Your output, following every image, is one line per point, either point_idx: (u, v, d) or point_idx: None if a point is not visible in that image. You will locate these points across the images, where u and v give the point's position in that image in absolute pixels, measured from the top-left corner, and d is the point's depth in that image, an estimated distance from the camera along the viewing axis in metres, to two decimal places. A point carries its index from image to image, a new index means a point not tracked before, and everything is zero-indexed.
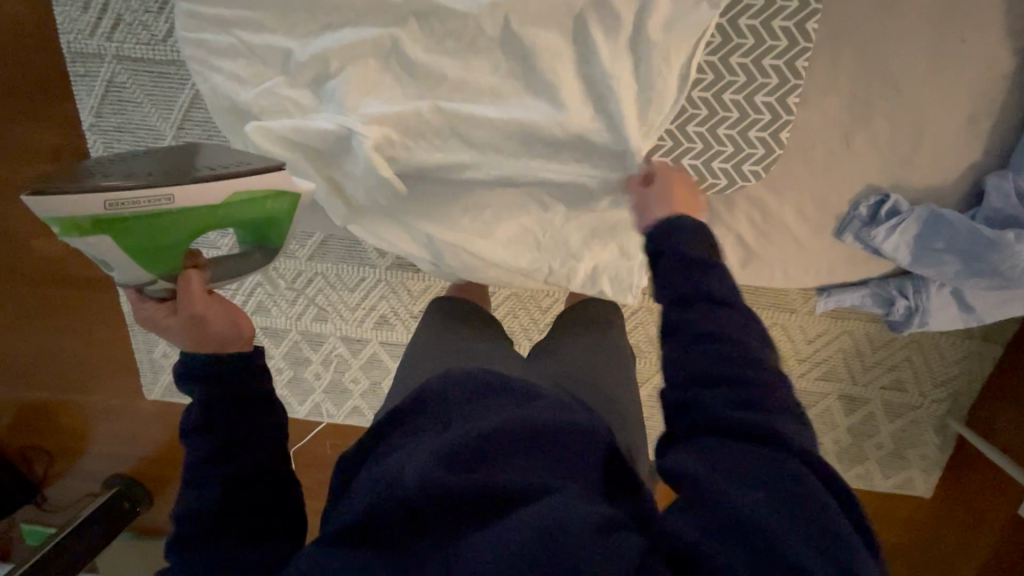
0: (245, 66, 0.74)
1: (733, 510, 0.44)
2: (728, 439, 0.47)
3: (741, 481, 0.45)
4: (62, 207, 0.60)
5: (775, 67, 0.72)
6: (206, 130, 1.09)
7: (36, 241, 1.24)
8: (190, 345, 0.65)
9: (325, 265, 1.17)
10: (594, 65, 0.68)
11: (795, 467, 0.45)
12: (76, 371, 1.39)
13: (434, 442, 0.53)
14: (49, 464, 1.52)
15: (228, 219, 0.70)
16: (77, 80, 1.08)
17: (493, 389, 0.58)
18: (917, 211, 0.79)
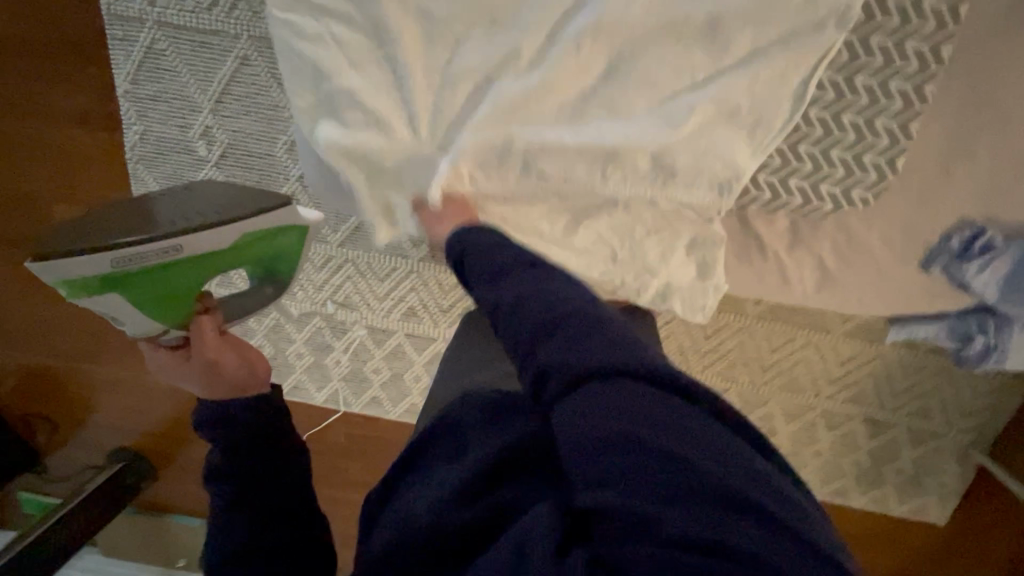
0: (325, 55, 0.68)
1: (656, 497, 0.37)
2: (629, 452, 0.39)
3: (660, 462, 0.38)
4: (66, 271, 0.57)
5: (901, 90, 0.69)
6: (245, 106, 1.05)
7: (53, 207, 1.19)
8: (207, 393, 0.62)
9: (356, 253, 1.15)
10: (705, 66, 0.65)
11: (709, 428, 0.40)
12: (88, 342, 1.35)
13: (450, 471, 0.52)
14: (50, 434, 1.48)
15: (238, 262, 0.66)
16: (114, 44, 1.03)
17: (508, 408, 0.56)
18: (1012, 247, 0.77)
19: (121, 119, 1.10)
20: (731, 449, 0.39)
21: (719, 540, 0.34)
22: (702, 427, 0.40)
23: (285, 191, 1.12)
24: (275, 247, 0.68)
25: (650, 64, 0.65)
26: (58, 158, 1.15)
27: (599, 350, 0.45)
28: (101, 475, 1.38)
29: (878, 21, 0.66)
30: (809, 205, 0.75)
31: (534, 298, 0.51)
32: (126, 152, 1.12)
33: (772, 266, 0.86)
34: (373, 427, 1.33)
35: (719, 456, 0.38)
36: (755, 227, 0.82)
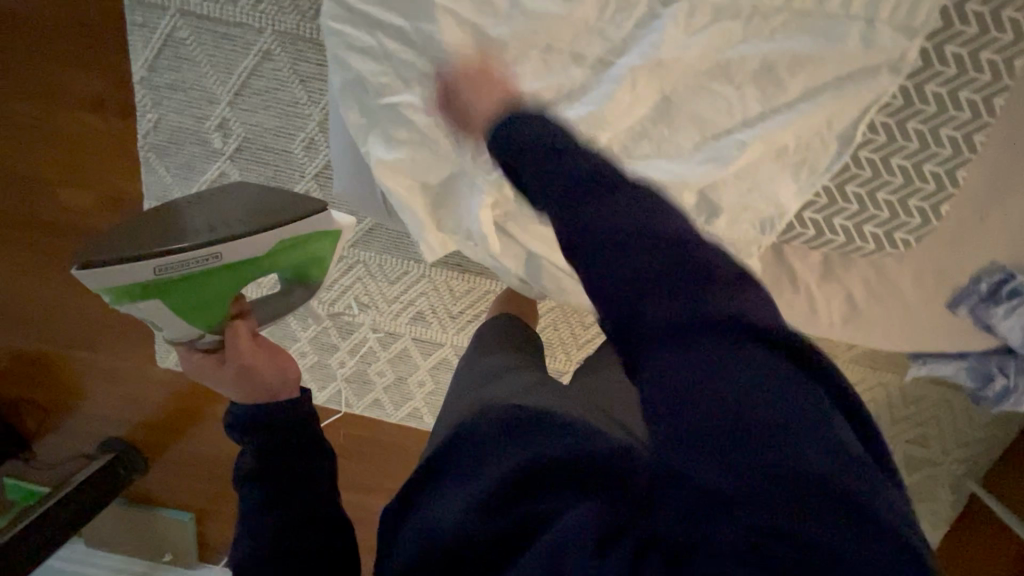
0: (370, 68, 0.69)
1: (738, 478, 0.38)
2: (717, 429, 0.39)
3: (738, 440, 0.38)
4: (116, 278, 0.63)
5: (952, 138, 0.72)
6: (264, 101, 1.04)
7: (61, 190, 1.17)
8: (235, 396, 0.63)
9: (368, 254, 1.14)
10: (759, 103, 0.68)
11: (799, 398, 0.39)
12: (87, 329, 1.33)
13: (469, 489, 0.52)
14: (39, 420, 1.44)
15: (271, 267, 0.71)
16: (134, 30, 1.01)
17: (532, 423, 0.55)
18: None
19: (135, 105, 1.07)
20: (821, 421, 0.38)
21: (795, 521, 0.36)
22: (795, 401, 0.39)
23: (300, 189, 1.10)
24: (306, 252, 0.72)
25: (705, 96, 0.68)
26: (70, 142, 1.12)
27: (696, 313, 0.41)
28: (92, 465, 1.35)
29: (938, 70, 0.69)
30: (849, 243, 0.78)
31: (625, 215, 0.45)
32: (137, 140, 1.10)
33: (800, 299, 0.83)
34: (374, 429, 1.32)
35: (814, 438, 0.38)
36: (788, 259, 0.80)
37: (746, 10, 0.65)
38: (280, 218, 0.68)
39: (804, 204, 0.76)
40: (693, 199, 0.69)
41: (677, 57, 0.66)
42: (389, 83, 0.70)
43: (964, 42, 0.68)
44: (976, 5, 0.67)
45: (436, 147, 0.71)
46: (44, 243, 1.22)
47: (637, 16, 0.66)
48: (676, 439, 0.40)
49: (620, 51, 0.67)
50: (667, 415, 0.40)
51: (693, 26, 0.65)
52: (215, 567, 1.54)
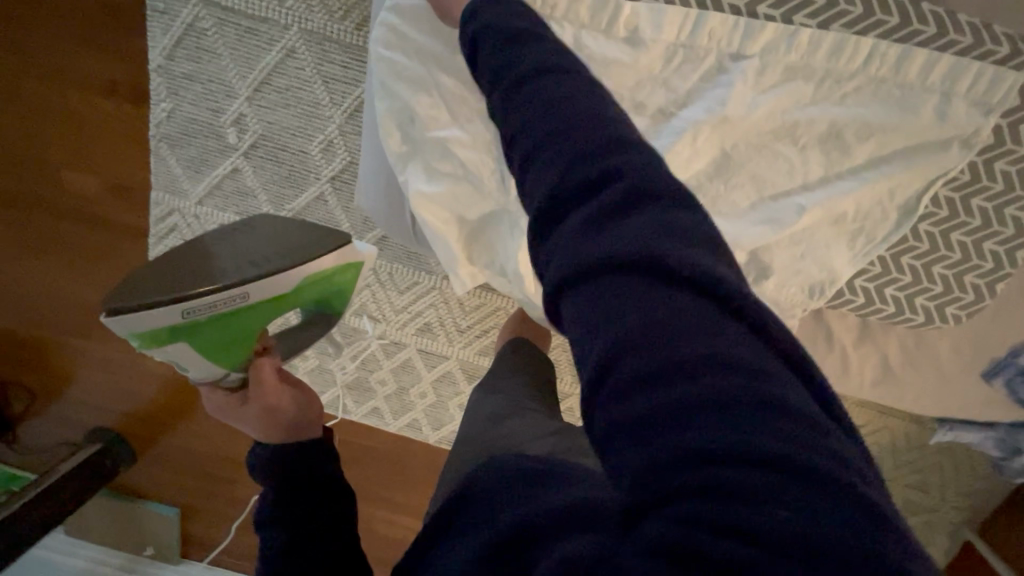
0: (419, 98, 0.70)
1: (664, 445, 0.33)
2: (654, 404, 0.34)
3: (678, 410, 0.33)
4: (140, 325, 0.61)
5: (1015, 216, 0.67)
6: (284, 99, 1.01)
7: (68, 175, 1.13)
8: (263, 436, 0.65)
9: (380, 262, 1.11)
10: (823, 167, 0.65)
11: (731, 347, 0.34)
12: (81, 317, 1.29)
13: (474, 550, 0.46)
14: (27, 403, 1.40)
15: (297, 304, 0.72)
16: (155, 16, 0.98)
17: (541, 475, 0.47)
18: None
19: (150, 94, 1.04)
20: (761, 372, 0.33)
21: (731, 491, 0.31)
22: (729, 350, 0.34)
23: (314, 191, 1.07)
24: (331, 286, 0.73)
25: (767, 155, 0.66)
26: (81, 128, 1.09)
27: (628, 251, 0.37)
28: (77, 455, 1.31)
29: (1011, 148, 0.64)
30: (899, 315, 0.76)
31: (588, 159, 0.41)
32: (149, 128, 1.07)
33: (832, 355, 0.83)
34: (371, 437, 1.31)
35: (754, 395, 0.33)
36: (827, 318, 0.80)
37: (819, 70, 0.63)
38: (307, 255, 0.68)
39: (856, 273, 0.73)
40: (744, 259, 0.69)
41: (745, 116, 0.64)
42: (429, 113, 0.70)
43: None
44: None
45: (479, 182, 0.72)
46: (49, 228, 1.19)
47: (706, 67, 0.64)
48: (601, 399, 0.36)
49: (682, 102, 0.65)
50: (593, 371, 0.36)
51: (762, 85, 0.63)
52: (198, 563, 1.52)
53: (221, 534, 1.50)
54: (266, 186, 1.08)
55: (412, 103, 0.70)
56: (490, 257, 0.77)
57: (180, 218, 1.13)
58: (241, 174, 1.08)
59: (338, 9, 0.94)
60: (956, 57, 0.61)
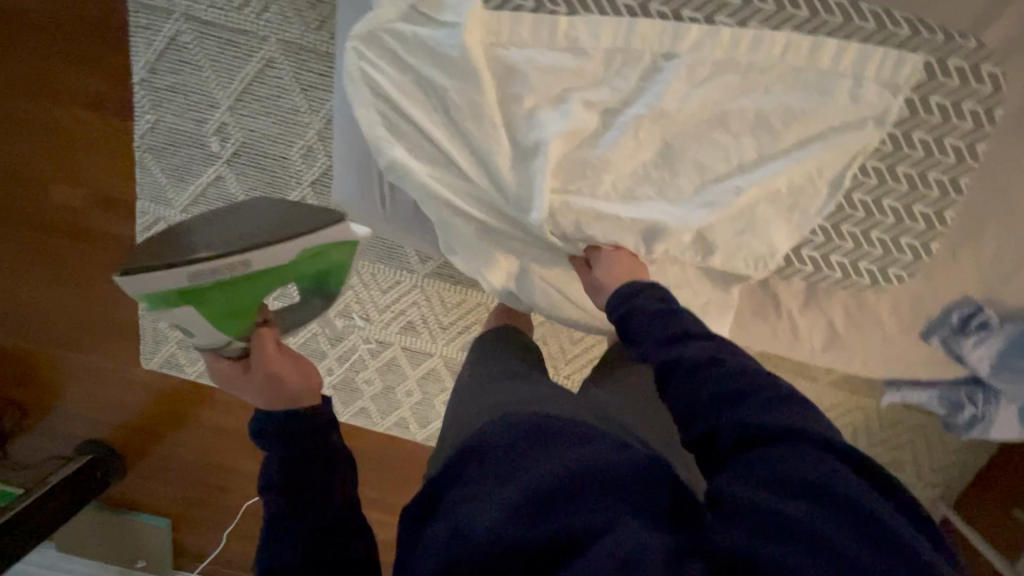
0: (409, 90, 0.66)
1: (803, 510, 0.45)
2: (801, 488, 0.46)
3: (812, 491, 0.46)
4: (149, 285, 0.64)
5: (938, 181, 0.72)
6: (265, 107, 1.05)
7: (54, 184, 1.16)
8: (263, 401, 0.65)
9: (362, 263, 1.14)
10: (756, 151, 0.68)
11: (824, 469, 0.46)
12: (70, 328, 1.30)
13: (497, 496, 0.53)
14: (15, 419, 1.39)
15: (295, 275, 0.72)
16: (138, 31, 1.02)
17: (553, 432, 0.58)
18: (1007, 327, 0.81)
19: (134, 106, 1.08)
20: (838, 468, 0.47)
21: (829, 545, 0.43)
22: (824, 465, 0.47)
23: (297, 195, 1.11)
24: (328, 260, 0.74)
25: (700, 140, 0.68)
26: (66, 138, 1.12)
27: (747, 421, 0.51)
28: (67, 467, 1.31)
29: (922, 117, 0.69)
30: (846, 279, 0.78)
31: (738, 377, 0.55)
32: (134, 139, 1.10)
33: (780, 321, 0.85)
34: (360, 437, 1.33)
35: (838, 488, 0.45)
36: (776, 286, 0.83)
37: (743, 63, 0.66)
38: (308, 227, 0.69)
39: (800, 241, 0.75)
40: (691, 238, 0.71)
41: (676, 107, 0.66)
42: (444, 121, 0.67)
43: (947, 94, 0.69)
44: (958, 62, 0.68)
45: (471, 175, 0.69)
46: (35, 239, 1.20)
47: (643, 67, 0.66)
48: (742, 481, 0.49)
49: (627, 100, 0.66)
50: (747, 473, 0.49)
51: (695, 79, 0.66)
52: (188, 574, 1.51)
53: (213, 542, 1.50)
54: (250, 191, 1.11)
55: (428, 106, 0.67)
56: (499, 242, 0.74)
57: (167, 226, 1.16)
58: (225, 181, 1.11)
59: (314, 20, 0.99)
60: (861, 45, 0.66)
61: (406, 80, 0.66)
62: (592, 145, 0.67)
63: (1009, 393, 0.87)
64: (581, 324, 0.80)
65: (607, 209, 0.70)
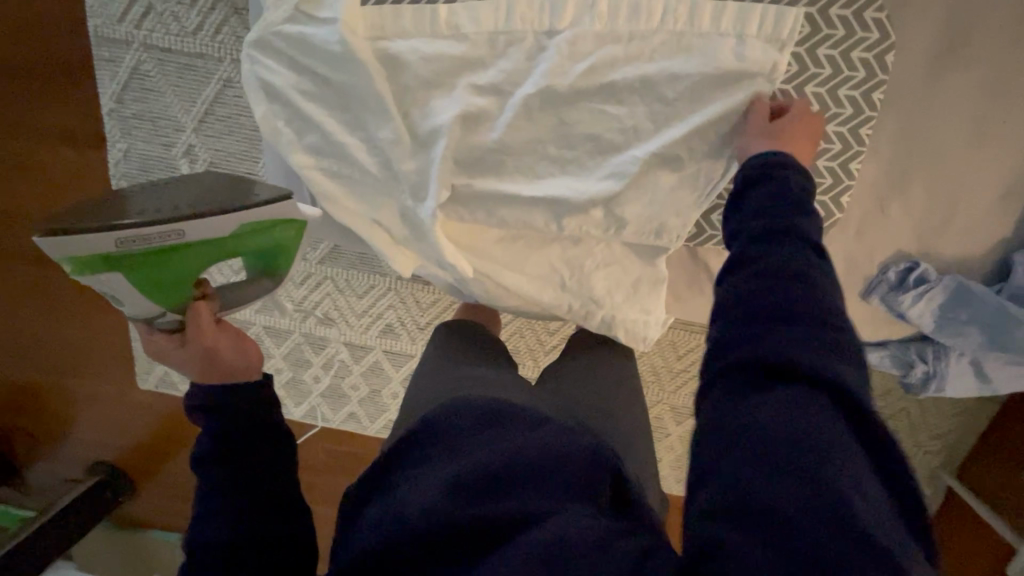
0: (302, 89, 0.67)
1: (780, 486, 0.40)
2: (784, 457, 0.41)
3: (796, 464, 0.40)
4: (79, 247, 0.65)
5: (838, 134, 0.70)
6: (228, 126, 1.08)
7: (37, 222, 1.21)
8: (198, 375, 0.68)
9: (335, 270, 1.16)
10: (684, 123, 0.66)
11: (828, 465, 0.40)
12: (65, 357, 1.35)
13: (438, 476, 0.54)
14: (29, 448, 1.46)
15: (234, 251, 0.74)
16: (102, 64, 1.06)
17: (501, 417, 0.60)
18: (945, 280, 0.78)
19: (106, 137, 1.12)
20: (832, 436, 0.41)
21: (799, 529, 0.38)
22: (823, 438, 0.41)
23: None
24: (271, 241, 0.76)
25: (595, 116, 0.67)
26: (42, 174, 1.17)
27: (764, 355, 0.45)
28: (75, 490, 1.37)
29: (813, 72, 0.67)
30: None
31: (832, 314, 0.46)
32: (109, 170, 1.14)
33: None
34: (353, 442, 1.35)
35: (823, 448, 0.40)
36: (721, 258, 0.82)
37: (624, 34, 0.65)
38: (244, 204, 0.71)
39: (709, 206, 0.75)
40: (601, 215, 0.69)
41: (564, 85, 0.65)
42: (339, 120, 0.68)
43: (835, 44, 0.67)
44: (841, 11, 0.66)
45: (368, 168, 0.68)
46: (25, 274, 1.26)
47: (527, 48, 0.66)
48: (722, 446, 0.44)
49: (515, 81, 0.66)
50: (721, 433, 0.44)
51: (577, 53, 0.65)
52: None
53: None
54: None
55: (322, 104, 0.68)
56: (406, 233, 0.71)
57: None
58: None
59: None
60: (738, 3, 0.63)
61: (301, 83, 0.67)
62: (487, 130, 0.67)
63: (958, 347, 0.81)
64: (523, 311, 0.78)
65: (509, 187, 0.69)
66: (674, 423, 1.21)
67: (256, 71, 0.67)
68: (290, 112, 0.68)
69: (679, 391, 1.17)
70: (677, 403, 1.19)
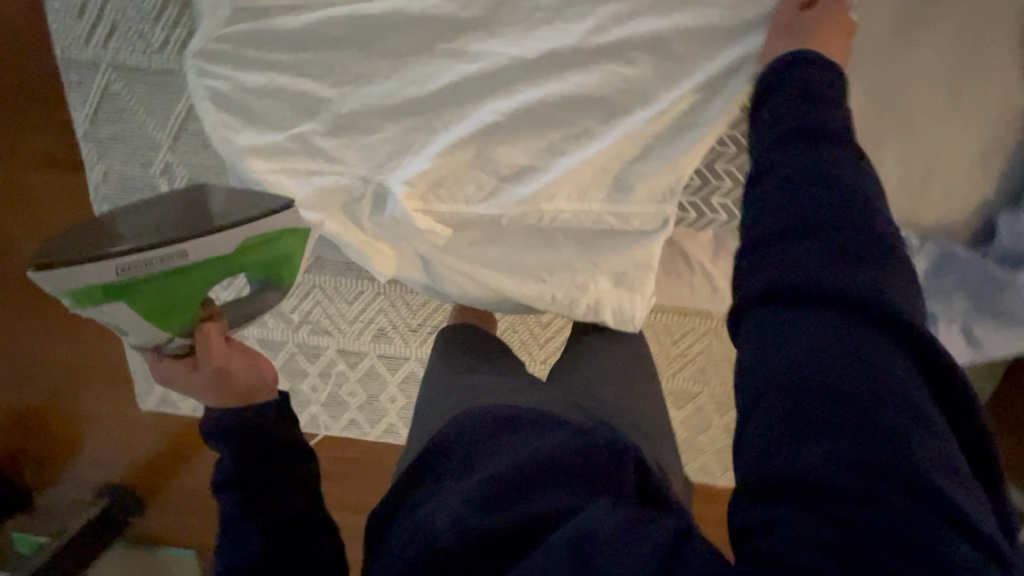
0: (255, 89, 0.64)
1: (831, 448, 0.38)
2: (829, 414, 0.39)
3: (844, 415, 0.38)
4: (73, 279, 0.55)
5: None
6: (203, 141, 1.07)
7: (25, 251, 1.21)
8: (214, 400, 0.60)
9: (322, 279, 1.14)
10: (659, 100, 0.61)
11: (876, 408, 0.38)
12: (65, 382, 1.35)
13: (460, 488, 0.51)
14: (38, 476, 1.47)
15: (239, 268, 0.63)
16: (72, 87, 1.05)
17: (518, 422, 0.57)
18: (928, 247, 0.77)
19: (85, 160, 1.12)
20: (883, 371, 0.39)
21: (850, 494, 0.36)
22: (869, 384, 0.39)
23: None
24: (277, 252, 0.65)
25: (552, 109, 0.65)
26: (25, 202, 1.17)
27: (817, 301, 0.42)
28: (87, 513, 1.38)
29: None
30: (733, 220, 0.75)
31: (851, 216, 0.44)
32: (91, 192, 1.14)
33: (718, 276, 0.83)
34: (356, 448, 1.35)
35: (866, 393, 0.38)
36: (703, 238, 0.80)
37: None
38: (250, 214, 0.60)
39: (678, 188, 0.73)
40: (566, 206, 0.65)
41: (519, 70, 0.61)
42: (296, 117, 0.65)
43: None
44: None
45: (336, 160, 0.65)
46: (16, 303, 1.26)
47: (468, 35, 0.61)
48: (762, 402, 0.41)
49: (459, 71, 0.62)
50: (759, 383, 0.42)
51: (521, 33, 0.60)
52: None
53: None
54: None
55: (278, 101, 0.64)
56: (385, 228, 0.67)
57: None
58: None
59: None
60: None
61: (255, 82, 0.64)
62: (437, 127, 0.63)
63: (943, 314, 0.78)
64: (501, 304, 0.75)
65: (472, 185, 0.65)
66: (674, 407, 1.20)
67: (201, 82, 0.65)
68: (246, 115, 0.65)
69: (676, 374, 1.15)
70: (676, 387, 1.17)
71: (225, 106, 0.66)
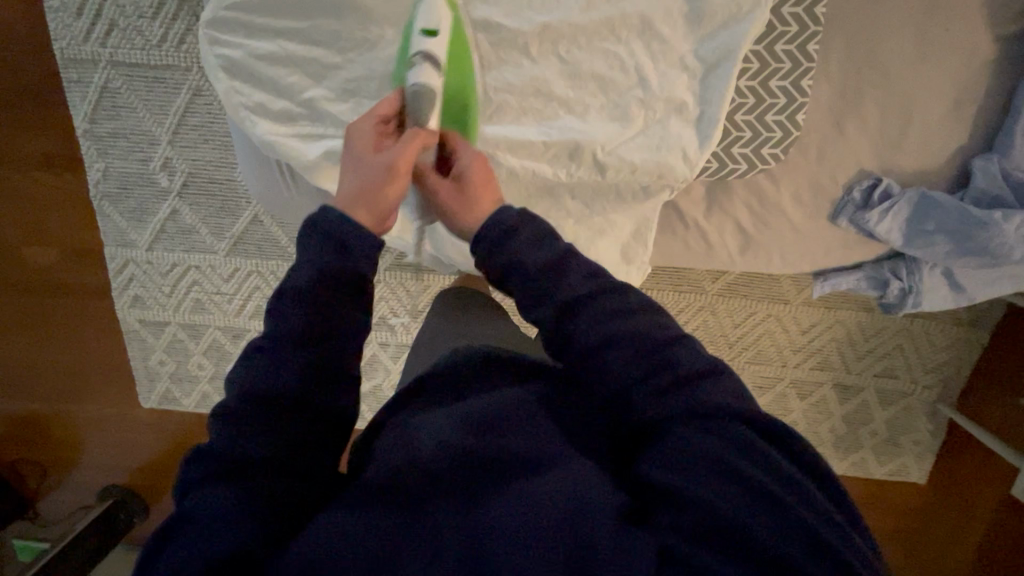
0: (265, 59, 0.66)
1: (734, 500, 0.41)
2: (733, 474, 0.42)
3: (742, 478, 0.42)
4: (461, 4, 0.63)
5: (787, 52, 0.72)
6: (202, 135, 1.09)
7: (26, 249, 1.22)
8: (361, 180, 0.58)
9: None
10: (649, 62, 0.65)
11: (768, 471, 0.42)
12: (67, 382, 1.35)
13: (453, 414, 0.51)
14: (38, 480, 1.44)
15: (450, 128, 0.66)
16: (71, 86, 1.07)
17: (496, 370, 0.58)
18: (909, 194, 0.80)
19: (83, 158, 1.13)
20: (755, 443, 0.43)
21: (751, 534, 0.40)
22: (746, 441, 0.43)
23: (249, 213, 1.15)
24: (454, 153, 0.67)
25: (553, 64, 0.66)
26: (23, 200, 1.18)
27: (685, 405, 0.46)
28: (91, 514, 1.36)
29: None
30: (724, 169, 0.77)
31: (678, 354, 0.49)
32: (89, 190, 1.15)
33: (703, 237, 0.87)
34: None
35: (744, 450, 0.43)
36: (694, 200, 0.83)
37: None
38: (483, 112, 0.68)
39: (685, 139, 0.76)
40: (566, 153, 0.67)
41: (516, 36, 0.65)
42: (305, 85, 0.67)
43: None
44: None
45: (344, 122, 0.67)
46: (20, 304, 1.27)
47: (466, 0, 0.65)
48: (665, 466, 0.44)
49: None
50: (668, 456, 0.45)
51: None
52: None
53: None
54: (204, 220, 1.15)
55: (286, 70, 0.67)
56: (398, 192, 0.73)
57: (135, 267, 1.21)
58: (180, 214, 1.15)
59: None
60: None
61: (263, 53, 0.66)
62: None
63: (928, 259, 0.84)
64: None
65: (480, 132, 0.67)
66: None
67: (213, 51, 0.67)
68: (255, 85, 0.67)
69: None
70: None
71: (234, 76, 0.67)
